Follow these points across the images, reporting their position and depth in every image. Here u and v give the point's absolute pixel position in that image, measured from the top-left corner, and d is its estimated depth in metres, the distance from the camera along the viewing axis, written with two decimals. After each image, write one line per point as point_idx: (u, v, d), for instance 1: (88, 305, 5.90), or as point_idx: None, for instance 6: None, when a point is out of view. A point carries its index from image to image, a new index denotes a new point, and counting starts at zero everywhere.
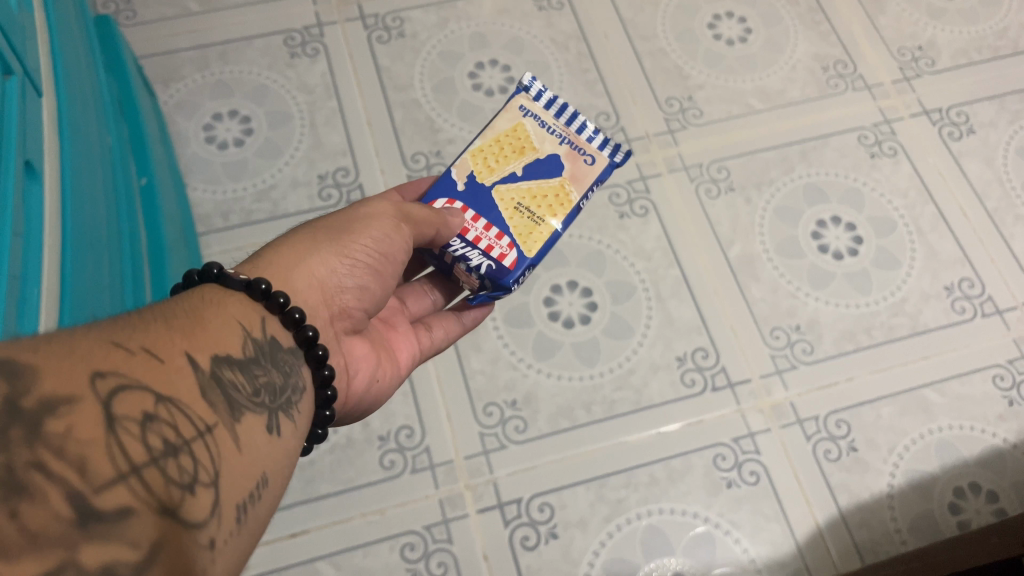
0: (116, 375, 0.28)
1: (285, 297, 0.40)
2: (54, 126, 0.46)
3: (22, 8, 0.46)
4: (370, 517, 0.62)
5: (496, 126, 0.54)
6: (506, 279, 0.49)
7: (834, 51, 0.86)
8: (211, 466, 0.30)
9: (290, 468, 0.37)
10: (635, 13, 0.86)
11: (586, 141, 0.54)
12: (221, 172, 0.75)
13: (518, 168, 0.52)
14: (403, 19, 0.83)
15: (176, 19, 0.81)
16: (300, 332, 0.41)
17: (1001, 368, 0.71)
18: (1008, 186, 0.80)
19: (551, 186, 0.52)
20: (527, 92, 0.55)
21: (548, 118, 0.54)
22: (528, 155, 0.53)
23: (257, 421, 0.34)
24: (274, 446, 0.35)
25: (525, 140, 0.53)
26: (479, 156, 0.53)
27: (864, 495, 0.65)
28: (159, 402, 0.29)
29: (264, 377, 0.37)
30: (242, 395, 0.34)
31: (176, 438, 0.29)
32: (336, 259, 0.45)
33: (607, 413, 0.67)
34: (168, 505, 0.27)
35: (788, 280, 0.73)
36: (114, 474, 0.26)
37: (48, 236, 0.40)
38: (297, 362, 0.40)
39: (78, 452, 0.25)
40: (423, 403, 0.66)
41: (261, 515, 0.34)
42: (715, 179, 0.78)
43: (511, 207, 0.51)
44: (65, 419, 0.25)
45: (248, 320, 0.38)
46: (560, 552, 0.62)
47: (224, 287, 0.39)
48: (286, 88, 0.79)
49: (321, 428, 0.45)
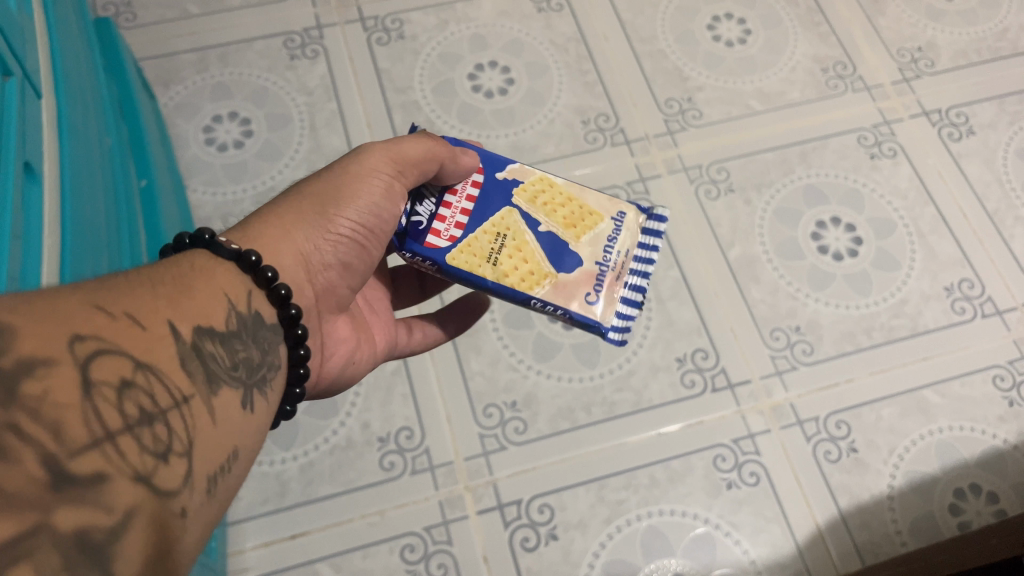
0: (97, 339, 0.28)
1: (273, 272, 0.40)
2: (54, 127, 0.46)
3: (22, 9, 0.46)
4: (370, 518, 0.62)
5: (586, 196, 0.53)
6: (410, 245, 0.49)
7: (834, 53, 0.86)
8: (185, 436, 0.31)
9: (260, 444, 0.38)
10: (635, 15, 0.86)
11: (615, 289, 0.51)
12: (221, 174, 0.75)
13: (543, 224, 0.51)
14: (402, 21, 0.83)
15: (176, 22, 0.81)
16: (283, 311, 0.41)
17: (1002, 368, 0.71)
18: (1008, 187, 0.80)
19: (529, 265, 0.50)
20: (646, 216, 0.53)
21: (625, 242, 0.52)
22: (566, 234, 0.51)
23: (233, 395, 0.35)
24: (247, 420, 0.36)
25: (582, 224, 0.51)
26: (544, 188, 0.52)
27: (865, 497, 0.65)
28: (137, 369, 0.29)
29: (244, 352, 0.37)
30: (220, 367, 0.35)
31: (152, 407, 0.29)
32: (320, 235, 0.45)
33: (607, 413, 0.67)
34: (141, 472, 0.27)
35: (788, 283, 0.73)
36: (89, 439, 0.26)
37: (47, 236, 0.41)
38: (276, 339, 0.40)
39: (54, 416, 0.25)
40: (423, 405, 0.66)
41: (231, 486, 0.34)
42: (714, 180, 0.78)
43: (493, 233, 0.50)
44: (42, 382, 0.25)
45: (234, 292, 0.38)
46: (560, 553, 0.62)
47: (213, 255, 0.39)
48: (286, 90, 0.79)
49: (289, 405, 0.43)
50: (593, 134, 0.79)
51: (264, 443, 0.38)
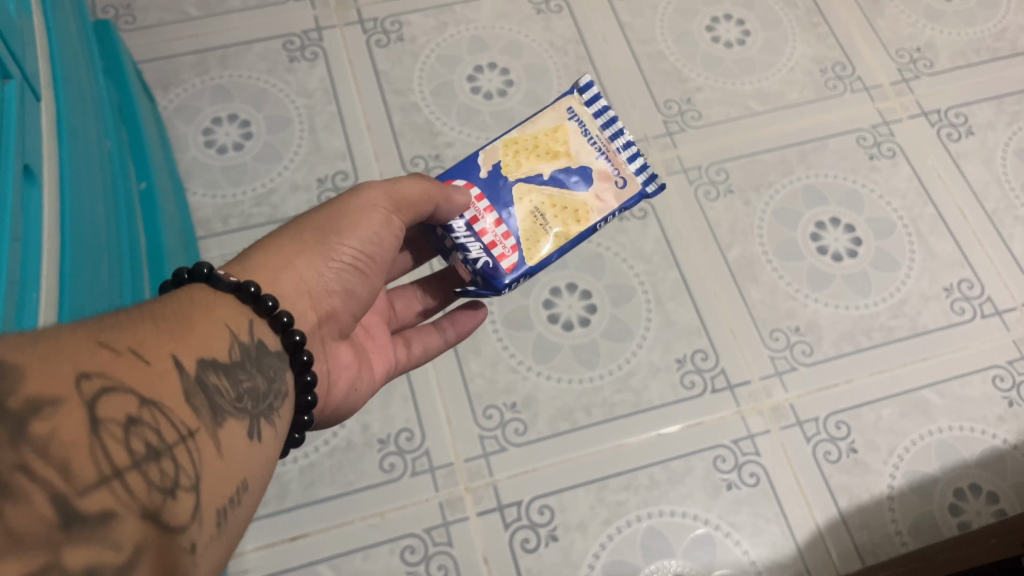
0: (102, 376, 0.28)
1: (273, 301, 0.41)
2: (53, 130, 0.46)
3: (22, 13, 0.46)
4: (370, 520, 0.62)
5: (538, 122, 0.54)
6: (499, 280, 0.50)
7: (833, 54, 0.87)
8: (193, 471, 0.31)
9: (269, 472, 0.38)
10: (634, 17, 0.86)
11: (621, 161, 0.53)
12: (221, 176, 0.75)
13: (545, 172, 0.53)
14: (402, 23, 0.83)
15: (176, 24, 0.81)
16: (286, 337, 0.41)
17: (1001, 368, 0.71)
18: (1008, 187, 0.80)
19: (570, 206, 0.52)
20: (580, 93, 0.54)
21: (592, 126, 0.54)
22: (562, 160, 0.53)
23: (238, 427, 0.35)
24: (253, 451, 0.36)
25: (562, 144, 0.53)
26: (512, 148, 0.53)
27: (865, 498, 0.65)
28: (143, 406, 0.29)
29: (249, 382, 0.37)
30: (225, 400, 0.35)
31: (158, 443, 0.29)
32: (323, 263, 0.45)
33: (607, 414, 0.67)
34: (149, 508, 0.28)
35: (787, 283, 0.74)
36: (98, 477, 0.26)
37: (46, 239, 0.41)
38: (281, 366, 0.41)
39: (62, 454, 0.25)
40: (423, 407, 0.66)
41: (239, 518, 0.34)
42: (713, 181, 0.78)
43: (528, 209, 0.52)
44: (50, 421, 0.25)
45: (235, 323, 0.38)
46: (560, 555, 0.62)
47: (213, 289, 0.39)
48: (285, 92, 0.79)
49: (298, 431, 0.45)
50: None
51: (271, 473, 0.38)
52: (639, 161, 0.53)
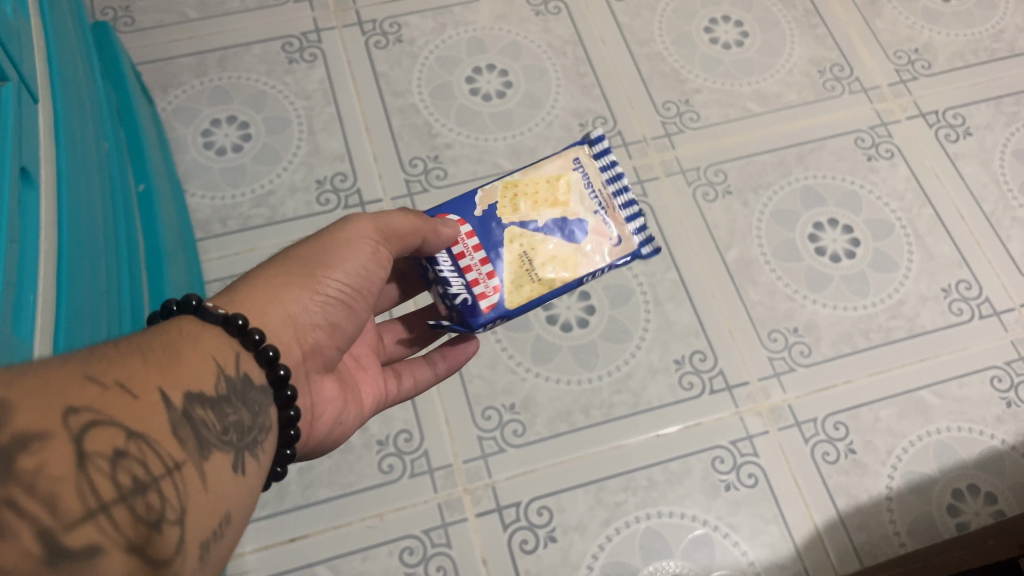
0: (90, 411, 0.29)
1: (260, 334, 0.40)
2: (50, 133, 0.46)
3: (19, 16, 0.46)
4: (369, 521, 0.62)
5: (543, 168, 0.54)
6: (475, 319, 0.50)
7: (830, 55, 0.87)
8: (178, 504, 0.31)
9: (254, 506, 0.38)
10: (632, 18, 0.87)
11: (619, 220, 0.53)
12: (220, 178, 0.75)
13: (541, 220, 0.52)
14: (400, 24, 0.83)
15: (175, 26, 0.81)
16: (272, 371, 0.41)
17: (1000, 369, 0.71)
18: (1005, 188, 0.80)
19: (559, 257, 0.52)
20: (590, 146, 0.54)
21: (595, 182, 0.54)
22: (559, 210, 0.53)
23: (225, 460, 0.35)
24: (240, 484, 0.35)
25: (562, 193, 0.53)
26: (512, 192, 0.53)
27: (863, 498, 0.66)
28: (129, 439, 0.30)
29: (235, 416, 0.37)
30: (212, 433, 0.34)
31: (145, 475, 0.30)
32: (309, 296, 0.45)
33: (606, 415, 0.67)
34: (135, 542, 0.28)
35: (785, 284, 0.74)
36: (83, 512, 0.27)
37: (43, 241, 0.41)
38: (265, 400, 0.40)
39: (49, 489, 0.26)
40: (422, 408, 0.66)
41: (224, 550, 0.34)
42: (712, 182, 0.78)
43: (515, 254, 0.51)
44: (38, 456, 0.26)
45: (222, 355, 0.38)
46: (559, 556, 0.62)
47: (200, 321, 0.39)
48: (284, 94, 0.79)
49: (281, 465, 0.44)
50: None
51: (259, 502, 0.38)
52: (637, 222, 0.53)
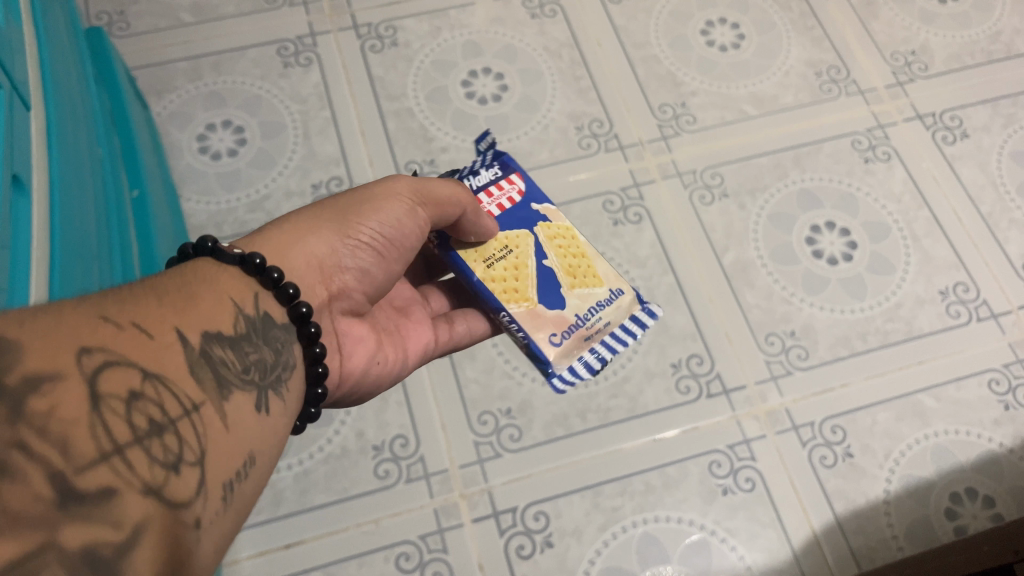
0: (103, 351, 0.29)
1: (278, 273, 0.41)
2: (42, 137, 0.46)
3: (10, 21, 0.46)
4: (365, 527, 0.62)
5: (601, 259, 0.55)
6: None
7: (827, 57, 0.87)
8: (197, 446, 0.31)
9: (278, 446, 0.38)
10: (628, 21, 0.86)
11: (582, 342, 0.52)
12: (215, 183, 0.75)
13: (549, 261, 0.53)
14: (396, 28, 0.83)
15: (169, 30, 0.81)
16: (293, 309, 0.41)
17: (997, 372, 0.71)
18: (1002, 190, 0.80)
19: (514, 283, 0.52)
20: (640, 301, 0.54)
21: (611, 315, 0.53)
22: (564, 278, 0.53)
23: (245, 400, 0.35)
24: (260, 423, 0.36)
25: (582, 277, 0.54)
26: (567, 238, 0.55)
27: (861, 502, 0.65)
28: (146, 380, 0.30)
29: (255, 354, 0.38)
30: (231, 372, 0.35)
31: (161, 417, 0.29)
32: (338, 239, 0.46)
33: (602, 420, 0.67)
34: (153, 485, 0.27)
35: (783, 287, 0.73)
36: (98, 454, 0.26)
37: (36, 246, 0.41)
38: (288, 339, 0.41)
39: (61, 431, 0.25)
40: (417, 413, 0.66)
41: (248, 493, 0.34)
42: (708, 185, 0.78)
43: (502, 242, 0.53)
44: (49, 398, 0.26)
45: (240, 296, 0.39)
46: (555, 561, 0.62)
47: (217, 261, 0.40)
48: (279, 97, 0.79)
49: (314, 407, 0.44)
50: (587, 140, 0.79)
51: (284, 445, 0.39)
52: (584, 371, 0.51)
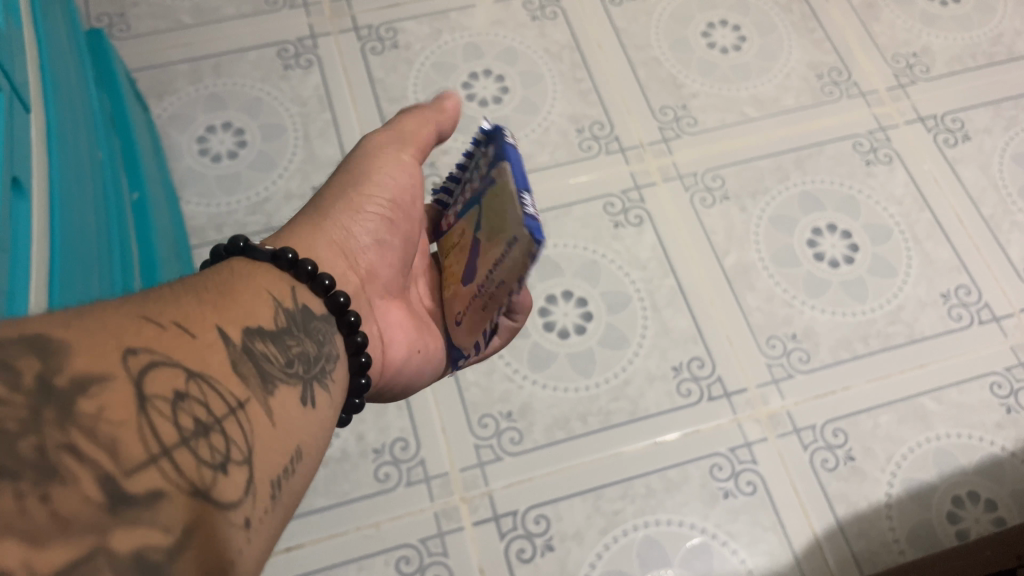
0: (148, 352, 0.29)
1: (313, 266, 0.41)
2: (43, 141, 0.46)
3: (11, 23, 0.46)
4: (365, 530, 0.62)
5: (509, 205, 0.42)
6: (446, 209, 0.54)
7: (828, 59, 0.86)
8: (244, 444, 0.31)
9: (326, 440, 0.38)
10: (629, 23, 0.86)
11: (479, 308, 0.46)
12: (215, 185, 0.75)
13: (482, 228, 0.46)
14: (396, 30, 0.83)
15: (169, 32, 0.81)
16: (331, 299, 0.41)
17: (999, 376, 0.71)
18: (1004, 192, 0.80)
19: (455, 266, 0.51)
20: (530, 243, 0.39)
21: (500, 274, 0.42)
22: (486, 244, 0.45)
23: (291, 392, 0.35)
24: (307, 417, 0.36)
25: (495, 236, 0.44)
26: (497, 189, 0.44)
27: (863, 506, 0.65)
28: (190, 379, 0.30)
29: (298, 347, 0.37)
30: (275, 366, 0.35)
31: (207, 417, 0.29)
32: (351, 219, 0.47)
33: (603, 423, 0.67)
34: (200, 486, 0.28)
35: (783, 289, 0.73)
36: (145, 456, 0.26)
37: (36, 250, 0.40)
38: (329, 329, 0.41)
39: (108, 434, 0.26)
40: (417, 416, 0.66)
41: (297, 487, 0.34)
42: (709, 188, 0.78)
43: (461, 226, 0.51)
44: (97, 399, 0.26)
45: (277, 290, 0.39)
46: (556, 565, 0.62)
47: (252, 259, 0.40)
48: (279, 100, 0.79)
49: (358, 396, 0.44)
50: (588, 142, 0.79)
51: (330, 440, 0.38)
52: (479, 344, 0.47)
